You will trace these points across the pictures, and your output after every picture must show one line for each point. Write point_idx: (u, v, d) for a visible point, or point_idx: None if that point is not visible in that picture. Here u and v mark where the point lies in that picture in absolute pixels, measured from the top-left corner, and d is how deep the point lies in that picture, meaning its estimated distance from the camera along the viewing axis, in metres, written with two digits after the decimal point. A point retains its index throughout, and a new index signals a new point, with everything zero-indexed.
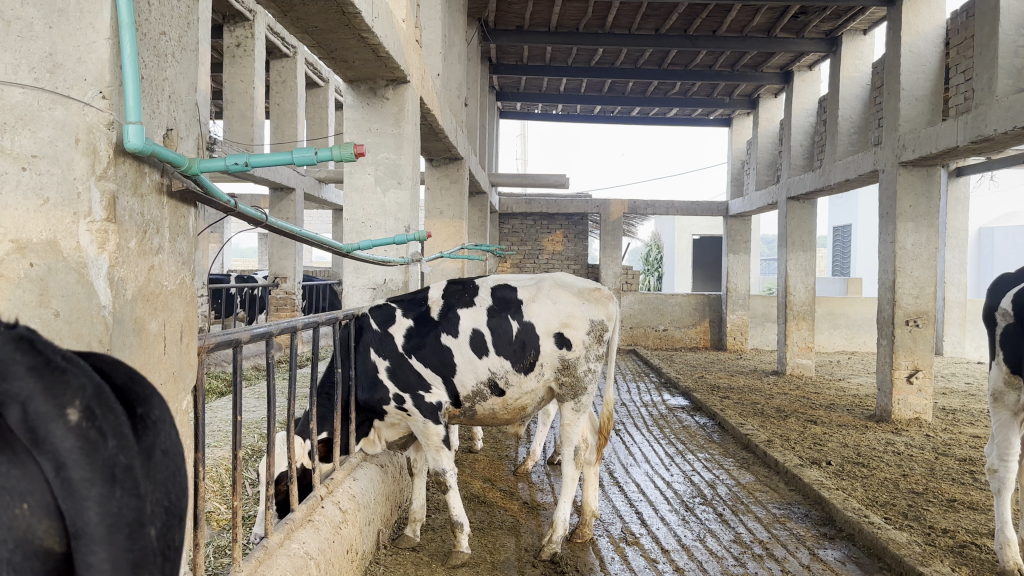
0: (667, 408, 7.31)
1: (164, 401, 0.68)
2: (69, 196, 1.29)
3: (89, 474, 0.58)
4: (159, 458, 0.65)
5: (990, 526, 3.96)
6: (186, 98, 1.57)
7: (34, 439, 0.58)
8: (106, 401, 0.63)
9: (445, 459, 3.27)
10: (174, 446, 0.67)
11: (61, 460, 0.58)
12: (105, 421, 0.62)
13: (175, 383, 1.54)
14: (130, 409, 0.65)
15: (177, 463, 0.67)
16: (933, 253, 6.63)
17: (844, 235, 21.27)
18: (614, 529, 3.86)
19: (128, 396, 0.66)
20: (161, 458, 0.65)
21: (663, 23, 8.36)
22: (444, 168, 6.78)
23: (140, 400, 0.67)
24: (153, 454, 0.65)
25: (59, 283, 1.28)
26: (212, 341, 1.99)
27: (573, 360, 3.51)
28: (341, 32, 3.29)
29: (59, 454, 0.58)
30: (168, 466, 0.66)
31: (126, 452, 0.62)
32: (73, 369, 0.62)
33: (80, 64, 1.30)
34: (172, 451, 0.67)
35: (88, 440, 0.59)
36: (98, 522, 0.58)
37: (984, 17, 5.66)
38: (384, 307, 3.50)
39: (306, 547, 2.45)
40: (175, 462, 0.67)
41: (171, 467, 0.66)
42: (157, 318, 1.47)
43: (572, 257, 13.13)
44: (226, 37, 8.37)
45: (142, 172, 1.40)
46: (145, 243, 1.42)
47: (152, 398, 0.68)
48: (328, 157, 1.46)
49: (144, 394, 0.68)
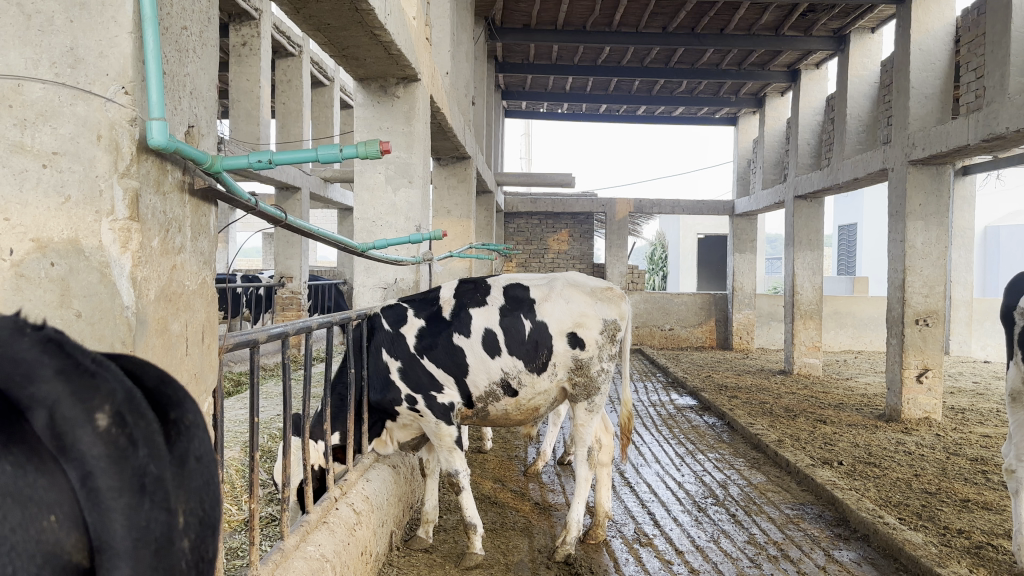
0: (676, 408, 7.28)
1: (197, 404, 0.62)
2: (91, 194, 1.27)
3: (118, 483, 0.52)
4: (191, 466, 0.59)
5: (1005, 527, 3.92)
6: (206, 95, 1.55)
7: (61, 446, 0.51)
8: (138, 407, 0.56)
9: (458, 460, 3.24)
10: (207, 454, 0.61)
11: (89, 468, 0.51)
12: (135, 429, 0.55)
13: (197, 384, 1.52)
14: (161, 413, 0.59)
15: (210, 474, 0.60)
16: (944, 252, 6.58)
17: (849, 234, 21.20)
18: (626, 530, 3.83)
19: (160, 400, 0.59)
20: (194, 466, 0.59)
21: (671, 21, 8.33)
22: (451, 167, 6.76)
23: (172, 404, 0.60)
24: (186, 462, 0.58)
25: (81, 283, 1.26)
26: (230, 341, 1.97)
27: (587, 360, 3.48)
28: (353, 30, 3.27)
29: (86, 462, 0.51)
30: (201, 475, 0.59)
31: (158, 462, 0.55)
32: (102, 374, 0.56)
33: (101, 59, 1.27)
34: (204, 460, 0.60)
35: (117, 448, 0.53)
36: (129, 533, 0.52)
37: (995, 14, 5.63)
38: (396, 307, 3.47)
39: (321, 549, 2.42)
40: (207, 471, 0.61)
41: (204, 476, 0.60)
42: (180, 318, 1.44)
43: (577, 256, 13.10)
44: (231, 36, 8.35)
45: (164, 170, 1.37)
46: (168, 241, 1.40)
47: (184, 401, 0.62)
48: (353, 155, 1.43)
49: (175, 397, 0.61)
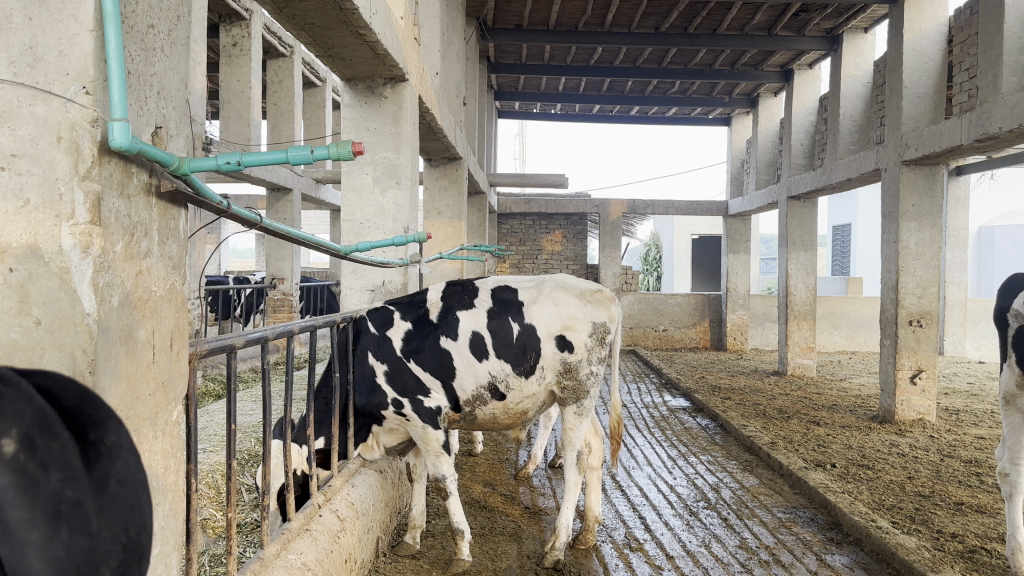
0: (668, 410, 7.24)
1: (120, 424, 0.56)
2: (50, 198, 1.22)
3: (27, 515, 0.46)
4: (113, 487, 0.54)
5: (998, 530, 3.90)
6: (175, 94, 1.50)
7: None
8: (50, 425, 0.50)
9: (445, 465, 3.20)
10: (133, 474, 0.56)
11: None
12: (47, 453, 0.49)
13: (165, 393, 1.47)
14: (80, 435, 0.53)
15: (136, 495, 0.56)
16: (936, 252, 6.56)
17: (843, 235, 21.22)
18: (617, 534, 3.79)
19: (79, 421, 0.53)
20: (116, 488, 0.54)
21: (663, 21, 8.30)
22: (443, 168, 6.71)
23: (94, 424, 0.54)
24: (106, 485, 0.53)
25: (41, 288, 1.21)
26: (206, 347, 1.91)
27: (575, 363, 3.43)
28: (338, 29, 3.22)
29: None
30: (126, 497, 0.55)
31: (74, 486, 0.50)
32: (8, 391, 0.49)
33: (62, 58, 1.22)
34: (129, 480, 0.56)
35: (24, 476, 0.47)
36: (41, 568, 0.47)
37: (988, 14, 5.61)
38: (382, 310, 3.43)
39: (303, 558, 2.38)
40: (133, 492, 0.56)
41: (130, 497, 0.55)
42: (146, 325, 1.40)
43: (571, 257, 13.07)
44: (222, 36, 8.30)
45: (128, 173, 1.33)
46: (133, 247, 1.35)
47: (106, 421, 0.55)
48: (325, 156, 1.40)
49: (98, 416, 0.54)
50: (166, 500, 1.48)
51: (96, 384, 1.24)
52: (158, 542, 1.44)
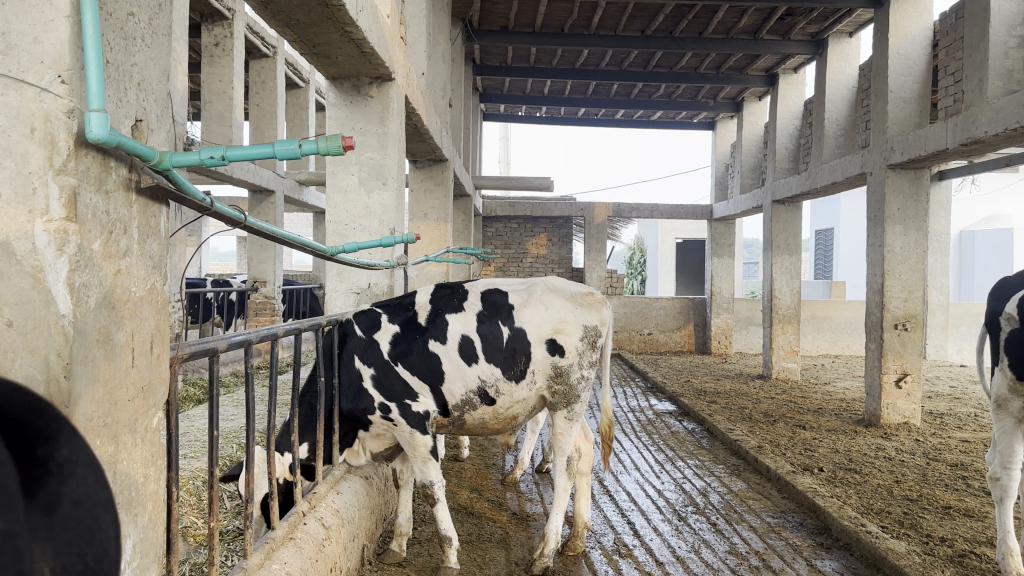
0: (654, 414, 7.21)
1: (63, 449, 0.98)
2: (23, 192, 1.14)
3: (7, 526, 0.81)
4: (68, 506, 0.93)
5: (987, 534, 3.89)
6: (157, 86, 1.44)
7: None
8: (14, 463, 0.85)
9: (433, 471, 3.14)
10: (76, 495, 0.95)
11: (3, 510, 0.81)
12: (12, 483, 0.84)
13: (144, 399, 1.41)
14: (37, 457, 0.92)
15: (81, 514, 0.95)
16: (921, 256, 6.58)
17: (826, 239, 21.35)
18: (606, 540, 3.75)
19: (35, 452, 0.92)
20: (69, 504, 0.93)
21: (649, 24, 8.29)
22: (428, 170, 6.64)
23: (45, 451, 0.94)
24: (62, 501, 0.91)
25: (11, 288, 1.13)
26: (187, 350, 1.84)
27: (566, 367, 3.38)
28: (324, 26, 3.16)
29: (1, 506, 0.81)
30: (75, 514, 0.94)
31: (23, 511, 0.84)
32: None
33: (36, 45, 1.16)
34: (75, 500, 0.95)
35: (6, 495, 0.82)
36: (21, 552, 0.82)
37: (973, 18, 5.63)
38: (370, 313, 3.37)
39: (287, 567, 2.31)
40: (77, 511, 0.94)
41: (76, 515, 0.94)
42: (124, 327, 1.33)
43: (556, 260, 13.05)
44: (204, 36, 8.19)
45: (107, 167, 1.26)
46: (111, 244, 1.29)
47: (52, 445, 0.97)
48: (314, 151, 1.33)
49: (48, 446, 0.95)
50: (146, 511, 1.41)
51: (71, 390, 1.17)
52: (138, 553, 1.37)
